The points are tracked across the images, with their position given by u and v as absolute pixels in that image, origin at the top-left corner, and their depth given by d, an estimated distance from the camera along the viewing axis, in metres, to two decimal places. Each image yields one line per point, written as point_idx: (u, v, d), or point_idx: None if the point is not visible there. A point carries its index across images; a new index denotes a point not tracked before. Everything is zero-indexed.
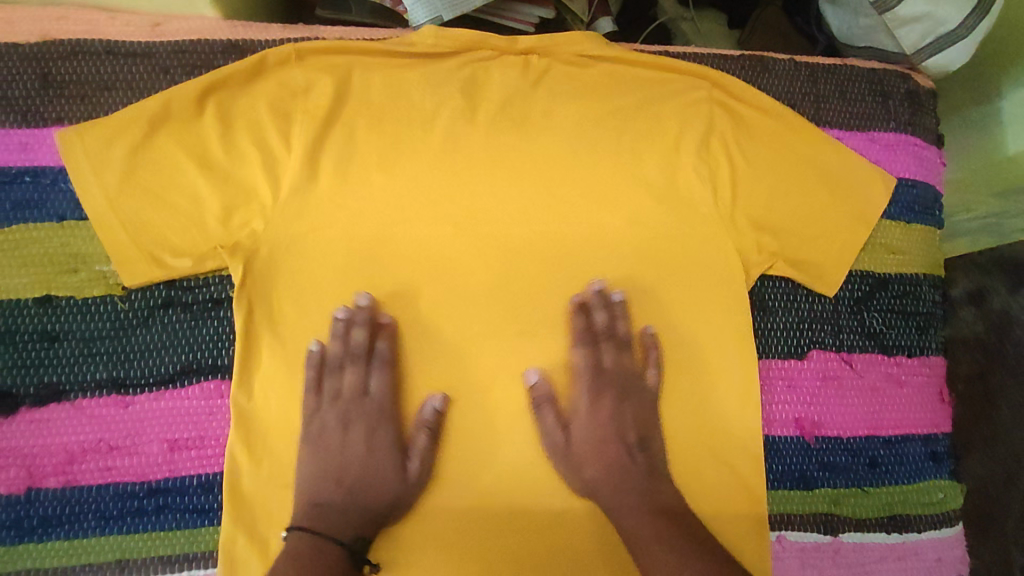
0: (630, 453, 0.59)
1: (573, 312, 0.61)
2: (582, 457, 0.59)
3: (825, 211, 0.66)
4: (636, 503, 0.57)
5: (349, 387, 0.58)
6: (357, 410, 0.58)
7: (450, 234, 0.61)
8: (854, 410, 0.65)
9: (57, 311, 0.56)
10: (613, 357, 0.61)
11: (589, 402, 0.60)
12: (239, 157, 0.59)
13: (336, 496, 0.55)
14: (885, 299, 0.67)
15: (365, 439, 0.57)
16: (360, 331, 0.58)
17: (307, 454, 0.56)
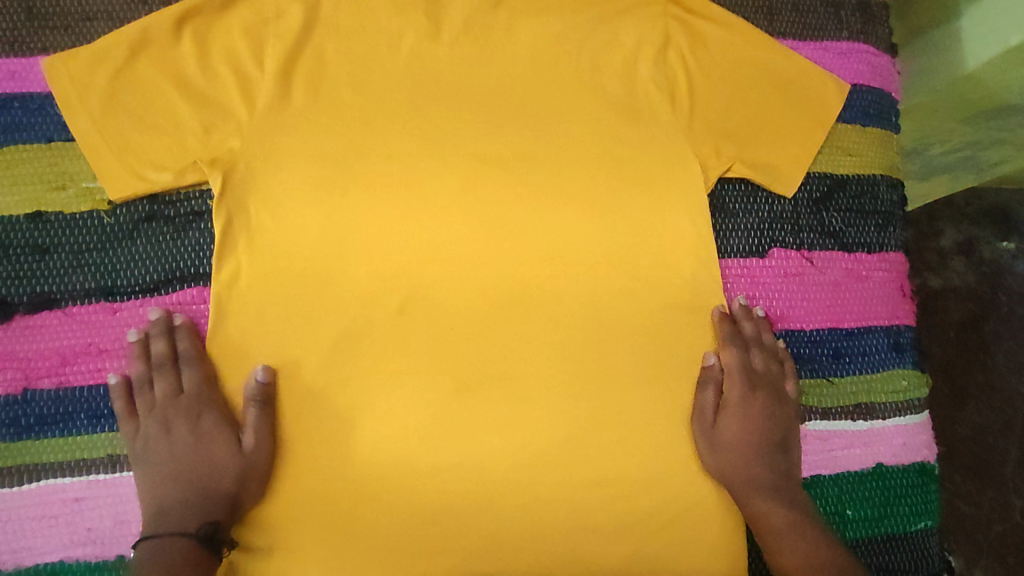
0: (762, 453, 0.62)
1: (718, 322, 0.64)
2: (727, 448, 0.61)
3: (781, 115, 0.69)
4: (768, 493, 0.61)
5: (159, 395, 0.57)
6: (172, 411, 0.57)
7: (419, 147, 0.64)
8: (816, 304, 0.67)
9: (47, 225, 0.59)
10: (761, 359, 0.64)
11: (740, 398, 0.63)
12: (214, 78, 0.62)
13: (174, 494, 0.55)
14: (842, 199, 0.69)
15: (188, 430, 0.57)
16: (159, 340, 0.58)
17: (145, 468, 0.56)
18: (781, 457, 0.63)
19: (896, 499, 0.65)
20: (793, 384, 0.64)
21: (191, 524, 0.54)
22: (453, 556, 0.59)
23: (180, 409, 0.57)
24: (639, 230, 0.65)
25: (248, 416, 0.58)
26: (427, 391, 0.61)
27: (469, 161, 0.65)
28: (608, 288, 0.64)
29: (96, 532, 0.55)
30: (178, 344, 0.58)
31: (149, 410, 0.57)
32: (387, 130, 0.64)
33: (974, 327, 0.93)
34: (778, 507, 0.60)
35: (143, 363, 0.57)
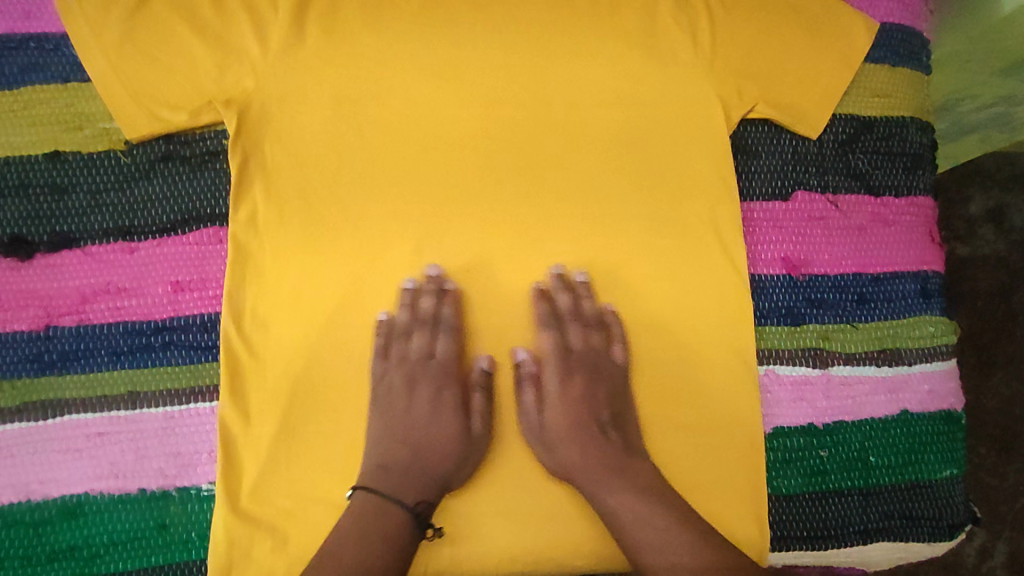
0: (604, 437, 0.59)
1: (535, 300, 0.62)
2: (555, 439, 0.59)
3: (806, 54, 0.67)
4: (613, 480, 0.57)
5: (416, 352, 0.61)
6: (422, 371, 0.61)
7: (435, 90, 0.63)
8: (840, 247, 0.65)
9: (65, 164, 0.59)
10: (579, 337, 0.62)
11: (558, 385, 0.61)
12: (229, 18, 0.61)
13: (404, 456, 0.58)
14: (869, 141, 0.67)
15: (432, 396, 0.61)
16: (427, 298, 0.60)
17: (375, 416, 0.58)
18: (613, 438, 0.59)
19: (922, 446, 0.63)
20: (624, 348, 0.62)
21: (405, 494, 0.56)
22: (464, 504, 0.58)
23: (429, 372, 0.61)
24: (658, 173, 0.64)
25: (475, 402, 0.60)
26: (444, 335, 0.61)
27: (486, 105, 0.64)
28: (626, 233, 0.63)
29: (117, 467, 0.56)
30: (442, 309, 0.60)
31: (305, 362, 0.58)
32: (403, 73, 0.63)
33: (1002, 296, 0.91)
34: (629, 500, 0.56)
35: (407, 313, 0.60)
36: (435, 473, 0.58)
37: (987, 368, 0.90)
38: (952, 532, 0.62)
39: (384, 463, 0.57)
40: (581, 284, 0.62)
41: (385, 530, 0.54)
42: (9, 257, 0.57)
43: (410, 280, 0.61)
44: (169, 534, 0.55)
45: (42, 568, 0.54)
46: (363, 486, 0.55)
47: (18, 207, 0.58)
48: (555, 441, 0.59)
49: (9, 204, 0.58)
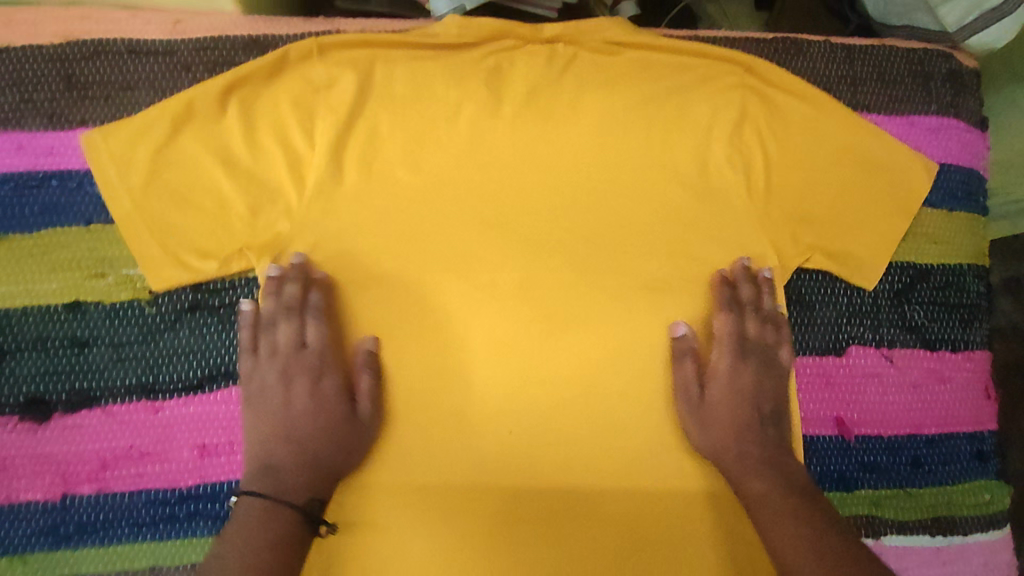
0: (759, 425, 0.58)
1: (717, 285, 0.61)
2: (714, 421, 0.58)
3: (863, 200, 0.64)
4: (765, 468, 0.56)
5: (285, 343, 0.56)
6: (297, 364, 0.56)
7: (477, 233, 0.60)
8: (895, 406, 0.62)
9: (86, 316, 0.55)
10: (756, 328, 0.61)
11: (729, 367, 0.60)
12: (263, 154, 0.58)
13: (298, 451, 0.54)
14: (926, 291, 0.64)
15: (309, 388, 0.56)
16: (291, 286, 0.56)
17: (251, 417, 0.55)
18: (768, 433, 0.58)
19: None
20: (790, 351, 0.62)
21: (297, 490, 0.53)
22: None
23: (304, 362, 0.56)
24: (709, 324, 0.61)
25: (360, 384, 0.57)
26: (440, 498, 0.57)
27: (530, 248, 0.60)
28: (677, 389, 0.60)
29: None
30: (310, 294, 0.56)
31: (273, 354, 0.56)
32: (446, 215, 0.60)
33: None
34: (777, 481, 0.55)
35: (272, 302, 0.56)
36: (334, 465, 0.55)
37: None
38: None
39: (286, 460, 0.54)
40: (767, 278, 0.61)
41: (276, 531, 0.51)
42: (25, 420, 0.54)
43: (273, 267, 0.56)
44: None
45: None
46: (254, 490, 0.52)
47: (35, 364, 0.54)
48: (710, 421, 0.58)
49: (25, 360, 0.54)
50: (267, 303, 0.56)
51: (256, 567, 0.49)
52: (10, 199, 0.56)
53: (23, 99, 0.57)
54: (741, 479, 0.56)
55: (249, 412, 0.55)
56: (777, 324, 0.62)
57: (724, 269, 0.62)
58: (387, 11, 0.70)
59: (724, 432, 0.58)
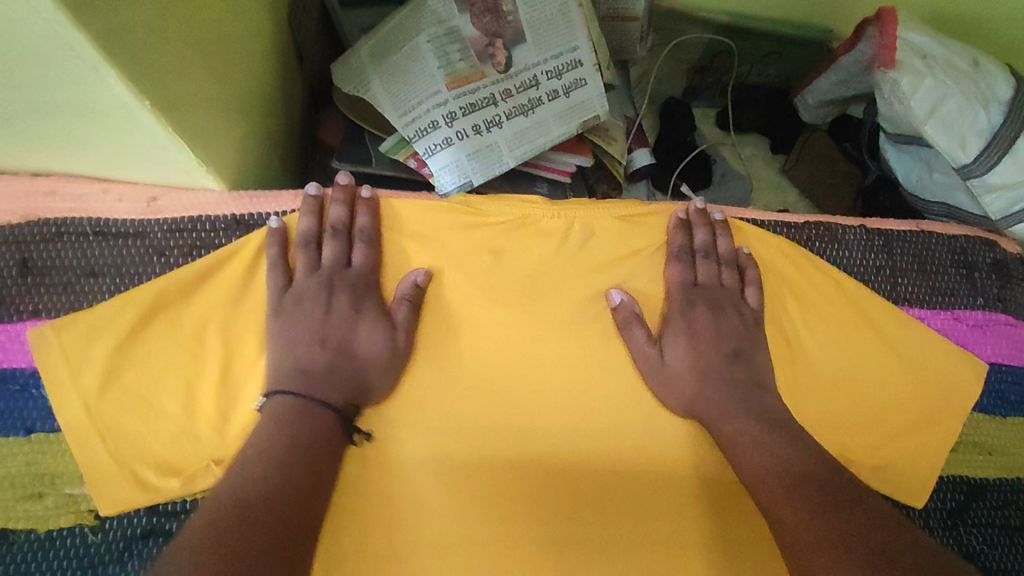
0: (729, 364, 0.54)
1: (615, 295, 0.56)
2: (675, 375, 0.54)
3: (901, 406, 0.58)
4: (737, 407, 0.52)
5: (329, 259, 0.53)
6: (342, 281, 0.53)
7: (475, 437, 0.53)
8: None
9: (13, 548, 0.47)
10: (708, 272, 0.58)
11: (682, 312, 0.56)
12: (241, 352, 0.53)
13: (323, 365, 0.51)
14: (982, 511, 0.57)
15: (347, 306, 0.53)
16: (338, 207, 0.55)
17: (281, 328, 0.51)
18: (745, 372, 0.54)
19: None
20: (757, 293, 0.58)
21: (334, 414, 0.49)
22: None
23: (348, 282, 0.53)
24: (737, 553, 0.54)
25: (401, 318, 0.53)
26: None
27: (538, 458, 0.53)
28: None
29: None
30: (360, 218, 0.55)
31: (314, 270, 0.53)
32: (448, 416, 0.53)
33: None
34: (759, 426, 0.51)
35: (315, 221, 0.54)
36: (362, 384, 0.51)
37: None
38: None
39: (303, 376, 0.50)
40: (719, 221, 0.59)
41: (313, 432, 0.48)
42: None
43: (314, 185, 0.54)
44: None
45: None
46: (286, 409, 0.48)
47: None
48: (673, 377, 0.54)
49: None
50: (330, 235, 0.54)
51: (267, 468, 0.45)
52: None
53: None
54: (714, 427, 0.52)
55: (280, 323, 0.52)
56: (744, 268, 0.59)
57: (679, 212, 0.60)
58: (388, 172, 0.66)
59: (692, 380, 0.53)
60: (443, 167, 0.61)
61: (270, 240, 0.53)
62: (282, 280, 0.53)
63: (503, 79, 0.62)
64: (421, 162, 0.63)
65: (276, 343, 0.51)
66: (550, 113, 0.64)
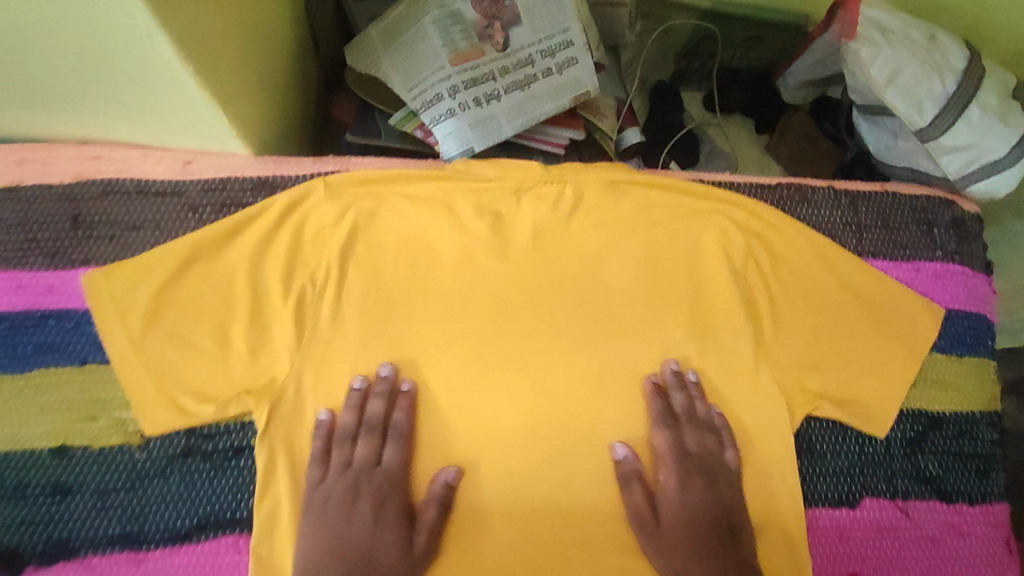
0: (717, 532, 0.56)
1: (650, 394, 0.60)
2: (667, 533, 0.57)
3: (870, 348, 0.63)
4: (696, 548, 0.55)
5: (361, 458, 0.56)
6: (367, 480, 0.56)
7: (476, 374, 0.59)
8: (913, 562, 0.60)
9: (72, 462, 0.54)
10: (695, 439, 0.59)
11: (676, 484, 0.58)
12: (267, 297, 0.58)
13: (339, 574, 0.51)
14: (939, 440, 0.63)
15: (373, 513, 0.55)
16: (377, 402, 0.57)
17: (310, 531, 0.53)
18: (734, 539, 0.56)
19: None
20: (736, 453, 0.60)
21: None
22: None
23: (374, 483, 0.56)
24: None
25: (424, 516, 0.55)
26: None
27: (534, 392, 0.60)
28: None
29: None
30: (395, 414, 0.57)
31: (345, 468, 0.56)
32: (419, 401, 0.59)
33: None
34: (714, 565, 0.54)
35: (354, 416, 0.57)
36: None
37: None
38: None
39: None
40: (693, 382, 0.61)
41: None
42: None
43: (323, 410, 0.56)
44: None
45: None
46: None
47: (13, 512, 0.52)
48: (665, 534, 0.57)
49: (4, 508, 0.52)
50: (366, 440, 0.56)
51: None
52: (7, 337, 0.55)
53: (26, 238, 0.57)
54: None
55: (304, 532, 0.53)
56: (720, 430, 0.61)
57: (653, 374, 0.61)
58: (397, 144, 0.73)
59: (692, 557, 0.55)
60: (448, 135, 0.67)
61: (352, 247, 0.60)
62: (314, 475, 0.55)
63: (502, 57, 0.69)
64: (427, 132, 0.69)
65: (300, 549, 0.52)
66: (545, 88, 0.70)
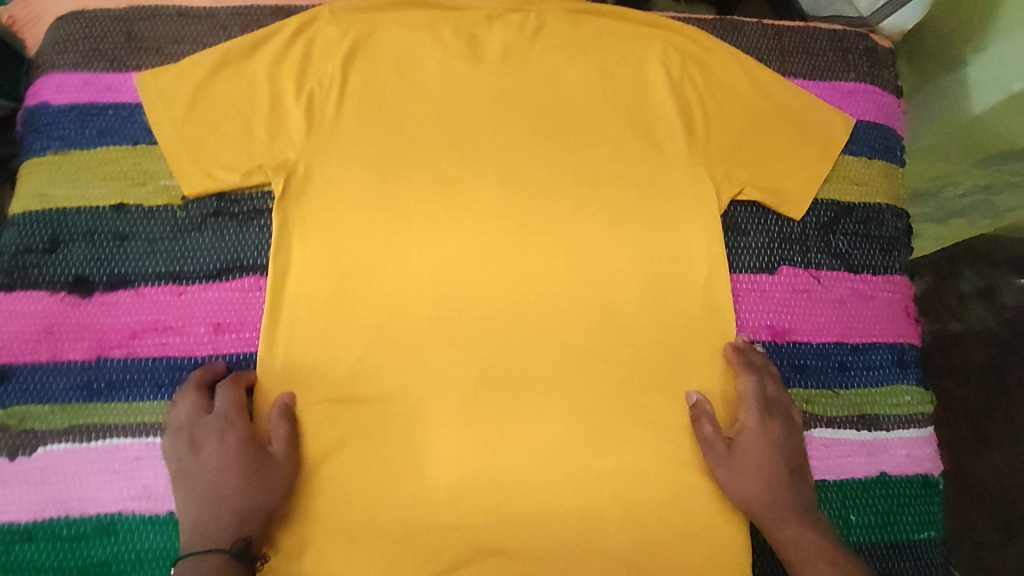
0: (791, 477, 0.65)
1: (604, 185, 0.72)
2: (750, 470, 0.64)
3: (792, 146, 0.74)
4: (779, 481, 0.64)
5: (193, 418, 0.61)
6: (202, 432, 0.61)
7: (453, 160, 0.71)
8: (823, 318, 0.71)
9: (129, 216, 0.66)
10: (774, 388, 0.68)
11: (756, 424, 0.66)
12: (282, 96, 0.70)
13: (213, 513, 0.58)
14: (849, 224, 0.74)
15: (218, 448, 0.60)
16: (208, 371, 0.63)
17: (177, 489, 0.60)
18: (801, 483, 0.65)
19: (900, 508, 0.67)
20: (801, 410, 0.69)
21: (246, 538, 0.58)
22: (422, 529, 0.63)
23: (209, 429, 0.61)
24: (654, 248, 0.71)
25: (275, 432, 0.62)
26: (412, 369, 0.66)
27: (502, 177, 0.71)
28: (625, 293, 0.70)
29: (149, 490, 0.61)
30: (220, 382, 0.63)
31: (179, 430, 0.61)
32: (405, 179, 0.70)
33: (994, 372, 1.15)
34: (806, 532, 0.63)
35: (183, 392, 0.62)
36: (260, 504, 0.59)
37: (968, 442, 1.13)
38: None
39: (212, 518, 0.58)
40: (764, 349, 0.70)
41: None
42: (71, 294, 0.64)
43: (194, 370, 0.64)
44: (139, 568, 0.59)
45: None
46: (217, 550, 0.57)
47: (82, 251, 0.65)
48: (746, 470, 0.64)
49: (75, 249, 0.65)
50: (206, 440, 0.60)
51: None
52: (76, 122, 0.69)
53: (90, 50, 0.71)
54: (777, 524, 0.63)
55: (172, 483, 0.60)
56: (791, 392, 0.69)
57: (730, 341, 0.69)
58: None
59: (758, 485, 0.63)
60: None
61: (346, 59, 0.72)
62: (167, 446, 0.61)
63: None
64: None
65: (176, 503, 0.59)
66: None
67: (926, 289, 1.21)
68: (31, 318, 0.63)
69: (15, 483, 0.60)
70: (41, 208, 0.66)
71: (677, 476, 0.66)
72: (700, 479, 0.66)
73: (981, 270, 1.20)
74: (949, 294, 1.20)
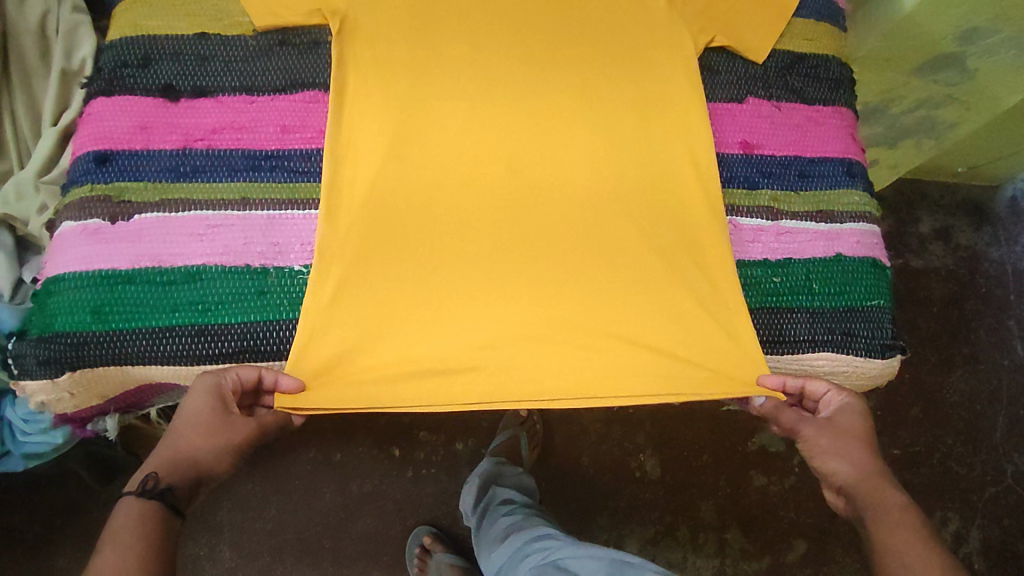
0: (875, 456, 0.72)
1: (599, 33, 0.86)
2: (844, 450, 0.72)
3: (760, 6, 0.88)
4: (863, 455, 0.71)
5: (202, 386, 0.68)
6: (200, 390, 0.68)
7: (472, 11, 0.85)
8: (784, 137, 0.86)
9: (209, 42, 0.80)
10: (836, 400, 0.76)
11: (835, 418, 0.74)
12: None
13: (167, 461, 0.65)
14: (802, 68, 0.89)
15: (201, 407, 0.67)
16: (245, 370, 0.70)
17: (164, 440, 0.67)
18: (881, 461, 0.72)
19: (856, 281, 0.81)
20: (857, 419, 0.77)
21: (157, 477, 0.63)
22: (452, 298, 0.75)
23: (204, 393, 0.68)
24: (641, 81, 0.84)
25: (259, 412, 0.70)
26: (439, 175, 0.79)
27: (513, 27, 0.85)
28: (618, 116, 0.83)
29: (229, 248, 0.74)
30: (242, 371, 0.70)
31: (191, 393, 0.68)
32: (431, 24, 0.83)
33: (953, 302, 1.52)
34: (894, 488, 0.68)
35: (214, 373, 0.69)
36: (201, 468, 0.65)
37: (947, 361, 1.48)
38: (883, 350, 0.80)
39: (161, 461, 0.65)
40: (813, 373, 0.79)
41: (133, 525, 0.60)
42: (161, 100, 0.77)
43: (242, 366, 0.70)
44: (213, 312, 0.72)
45: (165, 318, 0.71)
46: (130, 489, 0.63)
47: (170, 67, 0.79)
48: (838, 450, 0.72)
49: (165, 65, 0.79)
50: (197, 404, 0.67)
51: (120, 545, 0.59)
52: None
53: None
54: (875, 494, 0.68)
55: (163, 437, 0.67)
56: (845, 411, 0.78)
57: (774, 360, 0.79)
58: None
59: (849, 465, 0.71)
60: None
61: None
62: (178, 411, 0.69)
63: None
64: None
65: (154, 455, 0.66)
66: None
67: (891, 232, 1.56)
68: (128, 115, 0.76)
69: (115, 240, 0.72)
70: (135, 34, 0.80)
71: (662, 254, 0.79)
72: (686, 257, 0.79)
73: (946, 219, 1.58)
74: (912, 236, 1.56)
